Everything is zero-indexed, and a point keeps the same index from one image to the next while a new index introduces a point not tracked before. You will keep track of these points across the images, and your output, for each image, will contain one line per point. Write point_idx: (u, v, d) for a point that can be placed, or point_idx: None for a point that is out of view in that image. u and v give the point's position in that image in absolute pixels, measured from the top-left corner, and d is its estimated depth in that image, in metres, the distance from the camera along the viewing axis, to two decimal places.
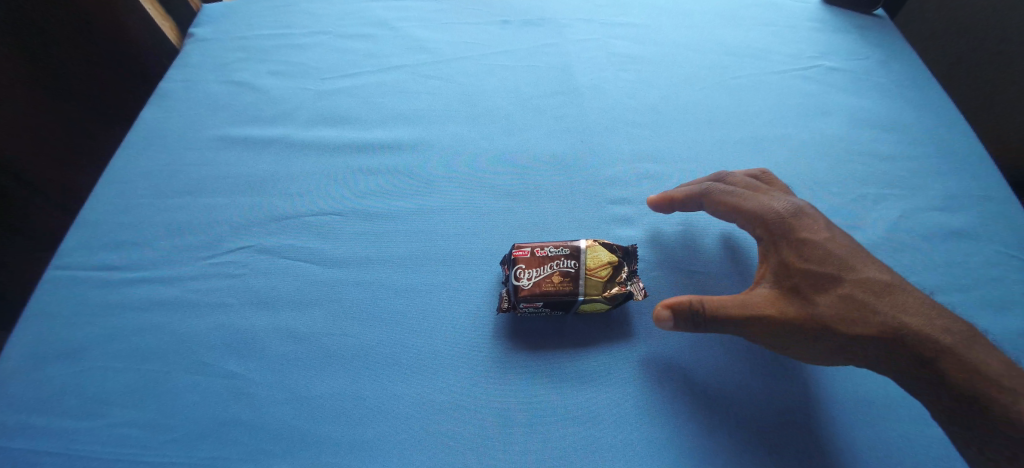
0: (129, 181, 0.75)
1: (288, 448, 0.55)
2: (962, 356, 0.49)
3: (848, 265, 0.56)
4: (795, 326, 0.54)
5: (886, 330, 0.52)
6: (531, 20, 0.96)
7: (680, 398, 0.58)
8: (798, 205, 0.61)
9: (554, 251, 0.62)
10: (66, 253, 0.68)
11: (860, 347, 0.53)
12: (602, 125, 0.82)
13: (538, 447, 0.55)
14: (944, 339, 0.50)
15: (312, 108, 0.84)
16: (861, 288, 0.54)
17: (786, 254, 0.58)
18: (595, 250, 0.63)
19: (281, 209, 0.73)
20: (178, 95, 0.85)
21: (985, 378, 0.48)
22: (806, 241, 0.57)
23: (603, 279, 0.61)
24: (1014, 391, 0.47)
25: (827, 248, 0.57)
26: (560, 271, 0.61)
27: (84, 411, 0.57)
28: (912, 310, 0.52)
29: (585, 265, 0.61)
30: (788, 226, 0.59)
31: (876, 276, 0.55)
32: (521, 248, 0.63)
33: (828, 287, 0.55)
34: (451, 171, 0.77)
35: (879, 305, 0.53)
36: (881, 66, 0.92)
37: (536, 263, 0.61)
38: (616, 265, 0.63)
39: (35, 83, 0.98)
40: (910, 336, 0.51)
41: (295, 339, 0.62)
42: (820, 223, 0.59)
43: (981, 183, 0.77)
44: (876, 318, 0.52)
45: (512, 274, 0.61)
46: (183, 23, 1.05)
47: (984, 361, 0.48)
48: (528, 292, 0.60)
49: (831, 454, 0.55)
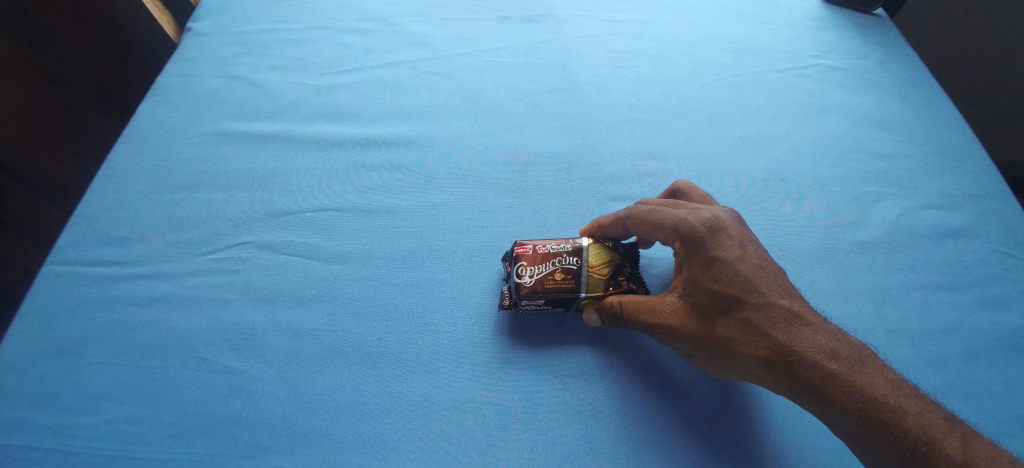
0: (127, 176, 0.75)
1: (288, 444, 0.55)
2: (852, 385, 0.48)
3: (755, 286, 0.54)
4: (692, 341, 0.55)
5: (779, 354, 0.51)
6: (530, 16, 0.96)
7: (681, 394, 0.58)
8: (717, 218, 0.57)
9: (556, 248, 0.61)
10: (62, 249, 0.67)
11: (753, 367, 0.53)
12: (602, 122, 0.82)
13: (540, 443, 0.55)
14: (836, 366, 0.49)
15: (310, 104, 0.84)
16: (762, 311, 0.53)
17: (694, 271, 0.56)
18: (598, 247, 0.62)
19: (279, 205, 0.72)
20: (175, 89, 0.85)
21: (874, 407, 0.47)
22: (717, 259, 0.55)
23: (604, 276, 0.60)
24: (903, 420, 0.46)
25: (736, 268, 0.54)
26: (562, 268, 0.60)
27: (82, 407, 0.57)
28: (809, 337, 0.51)
29: (586, 262, 0.60)
30: (700, 241, 0.56)
31: (780, 299, 0.54)
32: (522, 245, 0.62)
33: (729, 307, 0.54)
34: (450, 167, 0.77)
35: (778, 330, 0.52)
36: (880, 65, 0.92)
37: (539, 261, 0.60)
38: (618, 262, 0.61)
39: (33, 76, 0.98)
40: (799, 362, 0.50)
41: (295, 335, 0.61)
42: (736, 239, 0.56)
43: (979, 181, 0.78)
44: (770, 343, 0.52)
45: (514, 271, 0.60)
46: (181, 19, 1.05)
47: (876, 389, 0.47)
48: (530, 289, 0.59)
49: (831, 451, 0.55)
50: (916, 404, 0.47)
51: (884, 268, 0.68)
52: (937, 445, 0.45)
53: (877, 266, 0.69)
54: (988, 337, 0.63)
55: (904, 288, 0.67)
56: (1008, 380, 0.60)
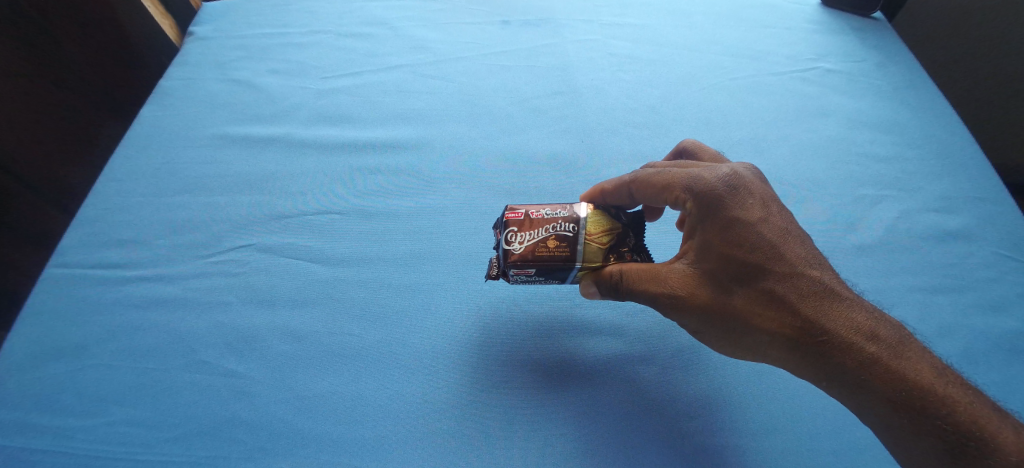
0: (127, 179, 0.75)
1: (287, 447, 0.54)
2: (894, 370, 0.47)
3: (781, 254, 0.52)
4: (710, 315, 0.53)
5: (808, 333, 0.50)
6: (530, 21, 0.96)
7: (681, 396, 0.59)
8: (737, 176, 0.55)
9: (551, 214, 0.56)
10: (63, 251, 0.68)
11: (776, 345, 0.52)
12: (602, 126, 0.82)
13: (539, 445, 0.55)
14: (874, 349, 0.48)
15: (312, 107, 0.84)
16: (789, 282, 0.52)
17: (710, 236, 0.53)
18: (598, 213, 0.56)
19: (280, 208, 0.72)
20: (176, 93, 0.85)
21: (919, 396, 0.46)
22: (739, 224, 0.52)
23: (603, 245, 0.55)
24: (951, 410, 0.45)
25: (760, 233, 0.52)
26: (557, 235, 0.54)
27: (81, 410, 0.57)
28: (841, 314, 0.50)
29: (585, 229, 0.55)
30: (719, 201, 0.53)
31: (807, 270, 0.52)
32: (513, 210, 0.57)
33: (752, 278, 0.52)
34: (451, 170, 0.77)
35: (808, 305, 0.51)
36: (878, 68, 0.93)
37: (530, 227, 0.55)
38: (619, 232, 0.56)
39: (35, 78, 0.98)
40: (830, 343, 0.49)
41: (295, 338, 0.61)
42: (758, 200, 0.54)
43: (978, 183, 0.78)
44: (799, 320, 0.50)
45: (503, 238, 0.55)
46: (185, 22, 1.04)
47: (920, 377, 0.46)
48: (519, 257, 0.54)
49: (829, 453, 0.56)
50: (963, 393, 0.46)
51: (883, 271, 0.69)
52: (990, 437, 0.44)
53: (875, 267, 0.69)
54: (988, 339, 0.63)
55: (903, 290, 0.67)
56: (1008, 382, 0.60)
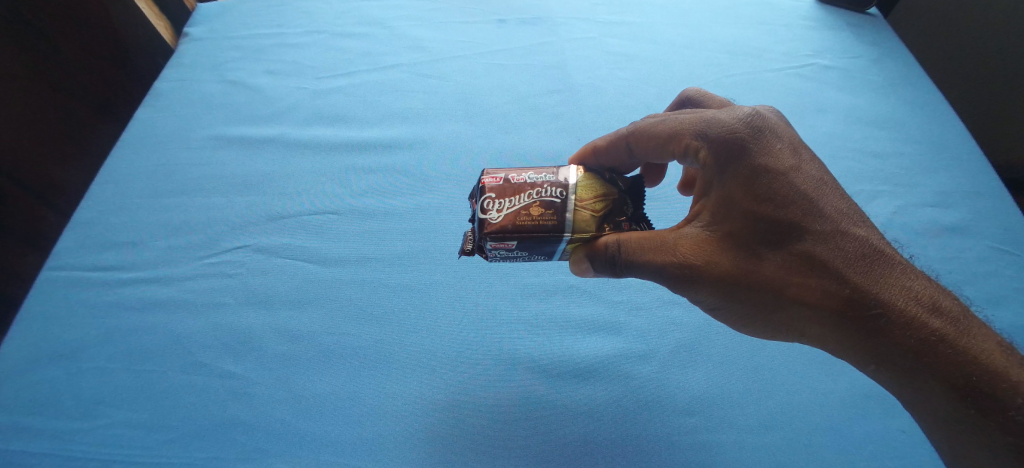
0: (125, 181, 0.75)
1: (287, 448, 0.54)
2: (962, 349, 0.43)
3: (821, 212, 0.49)
4: (740, 283, 0.50)
5: (859, 304, 0.46)
6: (526, 19, 0.96)
7: (679, 393, 0.59)
8: (758, 119, 0.52)
9: (534, 179, 0.53)
10: (61, 253, 0.67)
11: (818, 318, 0.49)
12: (599, 124, 0.82)
13: (541, 441, 0.55)
14: (940, 325, 0.45)
15: (309, 108, 0.84)
16: (832, 245, 0.48)
17: (734, 191, 0.50)
18: (589, 178, 0.53)
19: (278, 209, 0.72)
20: (173, 95, 0.85)
21: (991, 379, 0.42)
22: (774, 178, 0.49)
23: (596, 213, 0.52)
24: None
25: (795, 187, 0.49)
26: (541, 201, 0.51)
27: (79, 412, 0.56)
28: (895, 281, 0.47)
29: (574, 195, 0.52)
30: (745, 151, 0.50)
31: (851, 230, 0.49)
32: (491, 177, 0.54)
33: (787, 241, 0.49)
34: (448, 169, 0.77)
35: (856, 272, 0.47)
36: (873, 64, 0.93)
37: (510, 194, 0.52)
38: (615, 199, 0.54)
39: (34, 81, 1.01)
40: (884, 315, 0.46)
41: (293, 339, 0.61)
42: (785, 147, 0.51)
43: (976, 178, 0.78)
44: (847, 288, 0.47)
45: (480, 206, 0.52)
46: (179, 26, 1.03)
47: (988, 357, 0.43)
48: (499, 227, 0.51)
49: (829, 449, 0.56)
50: None
51: None
52: None
53: None
54: None
55: None
56: None
